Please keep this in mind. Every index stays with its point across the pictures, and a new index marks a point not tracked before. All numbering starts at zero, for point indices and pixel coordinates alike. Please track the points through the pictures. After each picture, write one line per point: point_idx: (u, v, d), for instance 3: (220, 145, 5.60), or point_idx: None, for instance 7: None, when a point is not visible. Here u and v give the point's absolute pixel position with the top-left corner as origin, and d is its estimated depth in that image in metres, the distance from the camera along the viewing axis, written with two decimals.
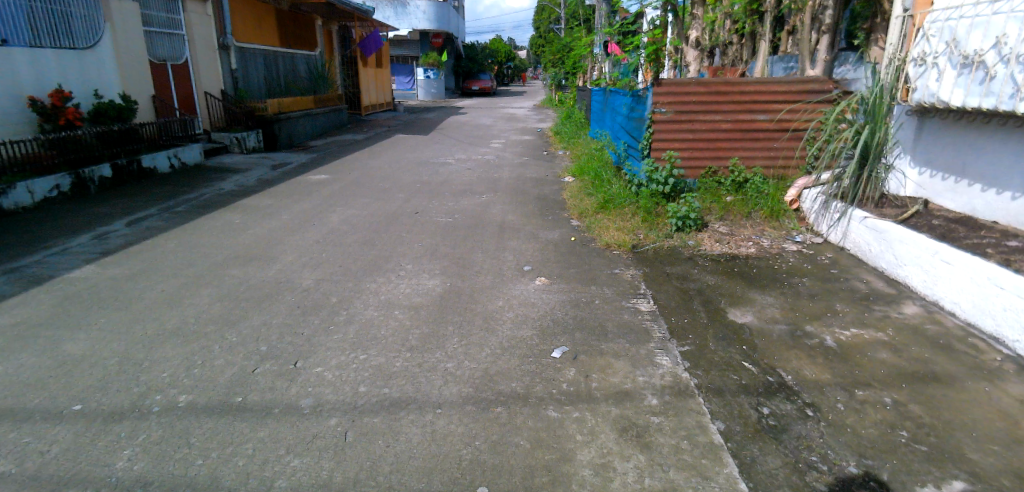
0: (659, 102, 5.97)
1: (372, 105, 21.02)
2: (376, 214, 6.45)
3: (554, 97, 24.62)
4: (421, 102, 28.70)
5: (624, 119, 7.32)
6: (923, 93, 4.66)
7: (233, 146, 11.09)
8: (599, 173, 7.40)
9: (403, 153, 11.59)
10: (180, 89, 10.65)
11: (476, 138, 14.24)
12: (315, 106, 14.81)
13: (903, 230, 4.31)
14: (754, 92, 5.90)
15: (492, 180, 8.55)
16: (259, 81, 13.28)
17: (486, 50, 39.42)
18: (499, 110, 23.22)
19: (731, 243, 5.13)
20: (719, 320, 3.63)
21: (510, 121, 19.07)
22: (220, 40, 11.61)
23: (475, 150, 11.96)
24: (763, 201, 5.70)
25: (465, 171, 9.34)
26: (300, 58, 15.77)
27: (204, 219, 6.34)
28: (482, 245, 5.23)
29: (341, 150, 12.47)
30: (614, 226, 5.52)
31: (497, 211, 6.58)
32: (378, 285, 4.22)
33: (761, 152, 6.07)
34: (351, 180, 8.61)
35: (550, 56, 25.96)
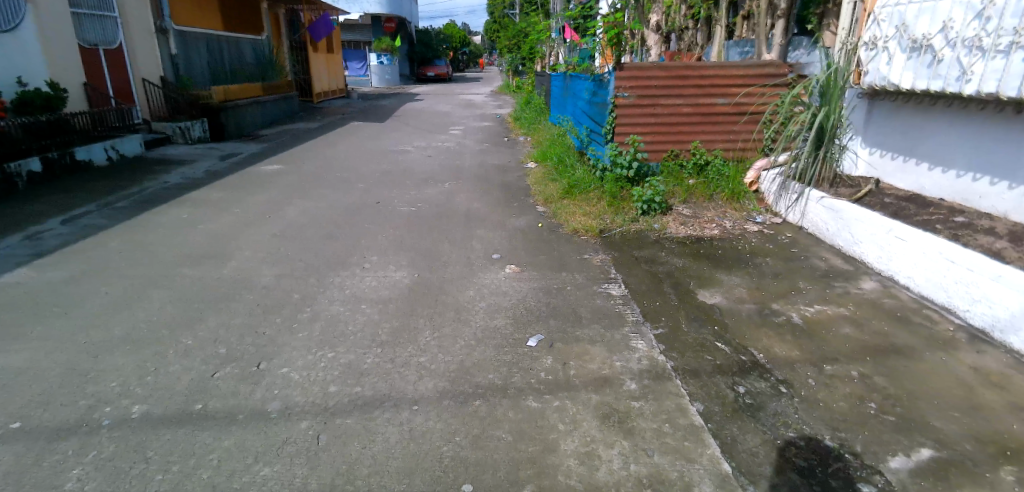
0: (622, 86, 5.95)
1: (324, 93, 20.42)
2: (335, 206, 6.24)
3: (512, 83, 24.50)
4: (375, 89, 28.05)
5: (586, 103, 7.28)
6: (874, 76, 4.80)
7: (177, 136, 10.59)
8: (561, 159, 7.37)
9: (359, 142, 11.25)
10: (115, 76, 10.00)
11: (434, 126, 13.97)
12: (264, 94, 14.22)
13: (858, 209, 4.45)
14: (713, 75, 5.97)
15: (453, 168, 8.42)
16: (203, 68, 12.64)
17: (441, 36, 38.84)
18: (456, 97, 22.89)
19: (696, 225, 5.19)
20: (689, 303, 3.66)
21: (467, 107, 18.83)
22: (158, 24, 10.95)
23: (434, 138, 11.75)
24: (724, 184, 5.80)
25: (425, 160, 9.15)
26: (245, 44, 15.10)
27: (149, 216, 6.00)
28: (448, 235, 5.13)
29: (293, 140, 12.04)
30: (580, 212, 5.51)
31: (461, 199, 6.47)
32: (342, 279, 4.07)
33: (721, 135, 6.16)
34: (307, 170, 8.32)
35: (505, 42, 25.79)
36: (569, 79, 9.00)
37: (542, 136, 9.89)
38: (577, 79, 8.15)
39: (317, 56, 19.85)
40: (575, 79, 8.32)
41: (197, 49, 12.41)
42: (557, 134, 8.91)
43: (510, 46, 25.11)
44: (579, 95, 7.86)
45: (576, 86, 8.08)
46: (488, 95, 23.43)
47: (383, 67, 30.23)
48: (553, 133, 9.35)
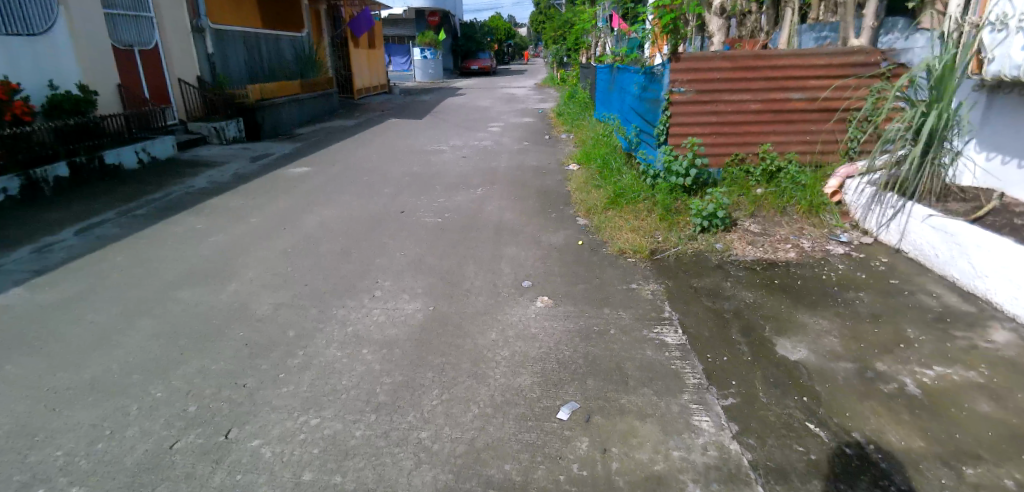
0: (677, 80, 5.17)
1: (365, 89, 20.19)
2: (357, 215, 5.72)
3: (557, 75, 23.75)
4: (419, 84, 27.79)
5: (635, 99, 6.50)
6: (1003, 64, 3.86)
7: (213, 136, 10.47)
8: (608, 162, 6.63)
9: (394, 141, 10.78)
10: (150, 76, 9.87)
11: (473, 122, 13.39)
12: (301, 92, 14.01)
13: (982, 232, 3.58)
14: (787, 66, 5.10)
15: (488, 170, 7.79)
16: (239, 66, 12.47)
17: (486, 28, 38.34)
18: (499, 91, 22.26)
19: (767, 246, 4.39)
20: (766, 358, 2.91)
21: (510, 102, 18.17)
22: (194, 22, 10.78)
23: (472, 135, 11.15)
24: (799, 194, 4.95)
25: (459, 161, 8.56)
26: (285, 40, 14.92)
27: (163, 226, 5.63)
28: (475, 253, 4.50)
29: (329, 139, 11.71)
30: (628, 226, 4.78)
31: (493, 208, 5.84)
32: (346, 310, 3.50)
33: (796, 136, 5.27)
34: (335, 173, 7.88)
35: (550, 33, 25.06)
36: (616, 73, 8.22)
37: (586, 135, 9.12)
38: (625, 73, 7.37)
39: (358, 51, 19.60)
40: (623, 73, 7.56)
41: (234, 48, 12.25)
42: (602, 134, 8.14)
43: (556, 37, 24.24)
44: (628, 90, 7.08)
45: (625, 81, 7.30)
46: (531, 89, 22.70)
47: (427, 61, 29.91)
48: (598, 132, 8.59)
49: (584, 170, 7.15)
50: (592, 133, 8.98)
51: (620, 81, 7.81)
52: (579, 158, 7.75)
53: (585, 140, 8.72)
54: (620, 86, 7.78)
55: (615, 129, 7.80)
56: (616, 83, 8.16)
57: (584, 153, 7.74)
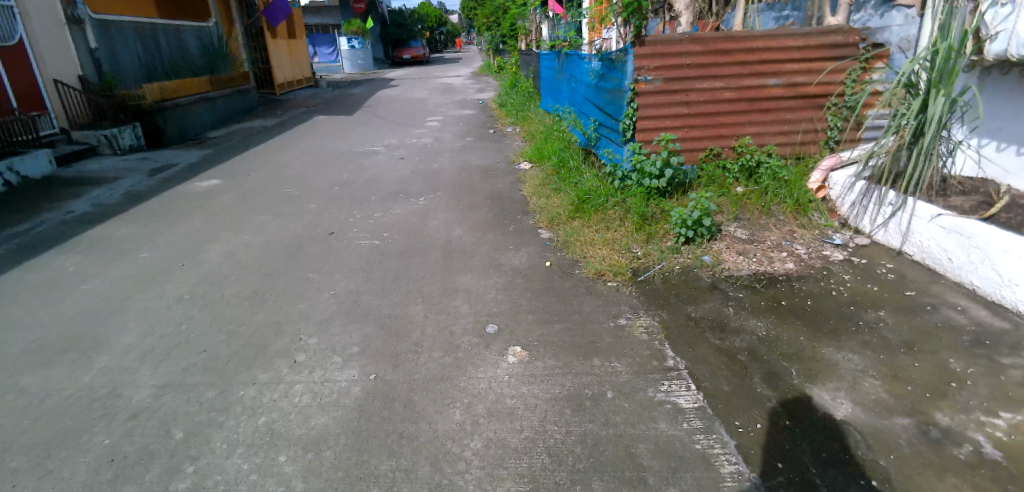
0: (644, 67, 4.52)
1: (288, 83, 18.70)
2: (275, 241, 4.80)
3: (493, 63, 22.91)
4: (347, 76, 26.25)
5: (591, 89, 5.86)
6: (1007, 41, 3.41)
7: (103, 146, 9.24)
8: (567, 162, 5.99)
9: (319, 142, 9.69)
10: (15, 78, 8.45)
11: (408, 117, 12.38)
12: (210, 89, 12.67)
13: (1007, 235, 3.09)
14: (762, 48, 4.56)
15: (429, 174, 6.97)
16: (131, 61, 11.01)
17: (415, 15, 36.89)
18: (433, 81, 21.18)
19: (759, 255, 3.85)
20: (807, 420, 2.29)
21: (446, 92, 17.19)
22: (69, 12, 9.43)
23: (408, 133, 10.21)
24: (783, 192, 4.48)
25: (396, 163, 7.66)
26: (188, 32, 13.37)
27: (26, 272, 4.55)
28: (422, 286, 3.73)
29: (244, 144, 10.46)
30: (599, 241, 4.13)
31: (439, 222, 5.06)
32: (250, 403, 2.64)
33: (772, 125, 4.79)
34: (251, 187, 6.85)
35: (484, 19, 24.15)
36: (565, 60, 7.53)
37: (533, 129, 8.41)
38: (576, 60, 6.70)
39: (276, 42, 18.04)
40: (574, 59, 6.89)
41: (123, 41, 10.81)
42: (554, 128, 7.46)
43: (489, 23, 23.32)
44: (581, 79, 6.42)
45: (577, 68, 6.64)
46: (468, 78, 21.73)
47: (355, 51, 28.30)
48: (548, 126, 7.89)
49: (538, 169, 6.46)
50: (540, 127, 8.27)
51: (570, 69, 7.16)
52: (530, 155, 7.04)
53: (534, 135, 8.01)
54: (571, 76, 7.12)
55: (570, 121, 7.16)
56: (566, 71, 7.47)
57: (535, 149, 7.03)
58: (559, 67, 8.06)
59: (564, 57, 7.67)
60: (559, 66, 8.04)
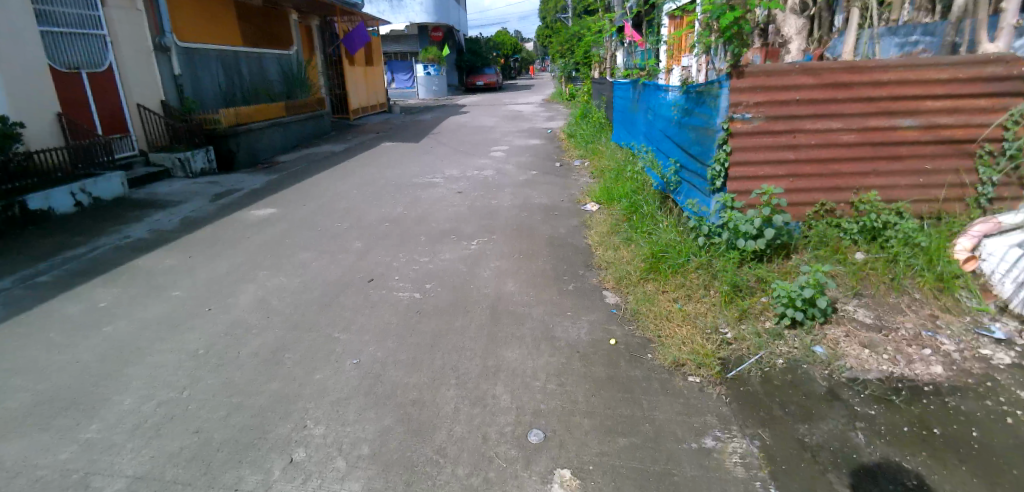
0: (740, 104, 3.82)
1: (362, 108, 19.04)
2: (310, 285, 4.38)
3: (565, 91, 22.56)
4: (421, 101, 26.70)
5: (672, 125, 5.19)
6: None
7: (177, 169, 9.39)
8: (640, 208, 5.30)
9: (381, 170, 9.48)
10: (102, 102, 8.77)
11: (473, 145, 12.06)
12: (286, 114, 13.02)
13: None
14: (891, 83, 3.77)
15: (486, 211, 6.46)
16: (212, 86, 11.37)
17: (492, 43, 37.42)
18: (504, 108, 21.00)
19: (894, 352, 3.11)
20: None
21: (515, 120, 16.87)
22: (156, 40, 9.72)
23: (472, 163, 9.82)
24: (919, 263, 3.62)
25: (454, 197, 7.22)
26: (269, 59, 13.77)
27: (60, 303, 4.33)
28: (459, 356, 3.14)
29: (310, 169, 10.45)
30: (676, 317, 3.42)
31: (489, 271, 4.49)
32: None
33: (903, 176, 3.95)
34: (303, 218, 6.59)
35: (558, 47, 23.92)
36: (643, 91, 6.84)
37: (604, 165, 7.74)
38: (655, 92, 6.05)
39: (353, 69, 18.44)
40: (653, 92, 6.23)
41: (206, 67, 11.17)
42: (627, 166, 6.77)
43: (564, 51, 23.01)
44: (660, 114, 5.76)
45: (656, 102, 5.98)
46: (539, 105, 21.41)
47: (430, 78, 28.78)
48: (620, 163, 7.19)
49: (607, 213, 5.79)
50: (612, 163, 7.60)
51: (649, 102, 6.49)
52: (599, 196, 6.38)
53: (605, 171, 7.34)
54: (649, 109, 6.46)
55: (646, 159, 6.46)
56: (644, 104, 6.78)
57: (605, 189, 6.36)
58: (637, 98, 7.37)
59: (642, 87, 6.98)
60: (638, 96, 7.35)
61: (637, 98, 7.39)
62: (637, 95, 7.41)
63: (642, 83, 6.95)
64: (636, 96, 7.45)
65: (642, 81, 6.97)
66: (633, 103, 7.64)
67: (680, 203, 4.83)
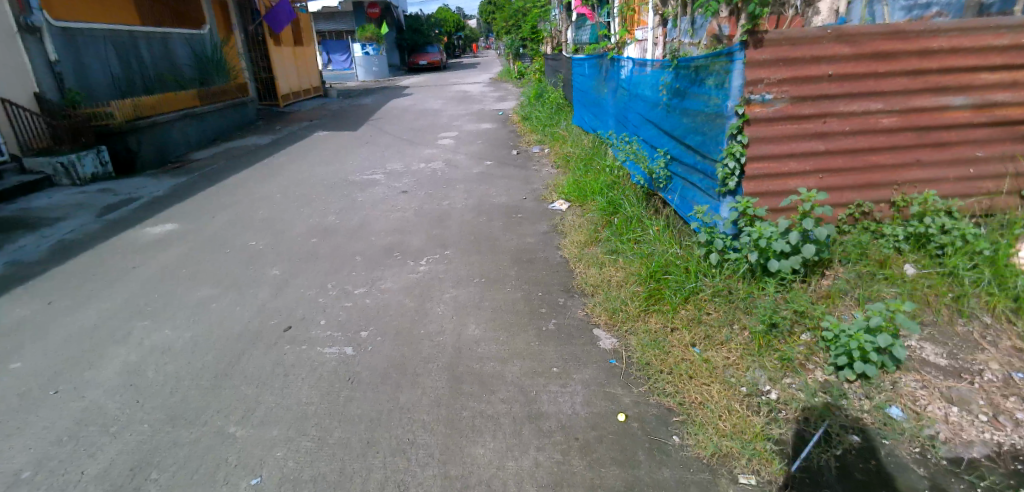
0: (760, 81, 2.98)
1: (293, 94, 17.43)
2: (209, 342, 3.34)
3: (513, 69, 21.48)
4: (361, 84, 25.04)
5: (657, 109, 4.33)
6: None
7: (60, 175, 7.96)
8: (624, 211, 4.41)
9: (313, 167, 8.26)
10: None
11: (418, 133, 10.90)
12: (201, 104, 11.47)
13: None
14: (941, 51, 3.01)
15: (436, 215, 5.48)
16: (104, 75, 9.74)
17: (433, 20, 35.71)
18: (449, 89, 19.71)
19: (997, 410, 2.27)
20: None
21: (462, 102, 15.71)
22: (23, 20, 8.07)
23: (417, 154, 8.73)
24: (988, 277, 2.79)
25: (397, 199, 6.17)
26: (177, 41, 12.10)
27: None
28: (407, 465, 2.23)
29: (229, 168, 9.10)
30: (699, 373, 2.53)
31: (443, 305, 3.55)
32: None
33: (951, 166, 3.21)
34: (211, 234, 5.43)
35: (502, 22, 22.72)
36: (616, 66, 5.91)
37: (571, 154, 6.80)
38: (631, 68, 5.16)
39: (281, 50, 16.76)
40: (628, 68, 5.34)
41: (94, 53, 9.54)
42: (602, 162, 5.87)
43: (510, 27, 21.80)
44: (639, 94, 4.87)
45: (633, 80, 5.10)
46: (487, 85, 20.22)
47: (369, 58, 26.97)
48: (593, 155, 6.26)
49: (583, 215, 4.86)
50: (580, 152, 6.67)
51: (623, 79, 5.58)
52: (572, 195, 5.46)
53: (572, 163, 6.40)
54: (623, 88, 5.55)
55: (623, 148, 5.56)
56: (617, 81, 5.85)
57: (580, 187, 5.43)
58: (606, 76, 6.43)
59: (614, 61, 6.03)
60: (607, 73, 6.42)
61: (606, 76, 6.45)
62: (606, 72, 6.47)
63: (612, 56, 6.01)
64: (605, 71, 6.51)
65: (613, 54, 6.02)
66: (602, 78, 6.69)
67: (674, 203, 4.02)
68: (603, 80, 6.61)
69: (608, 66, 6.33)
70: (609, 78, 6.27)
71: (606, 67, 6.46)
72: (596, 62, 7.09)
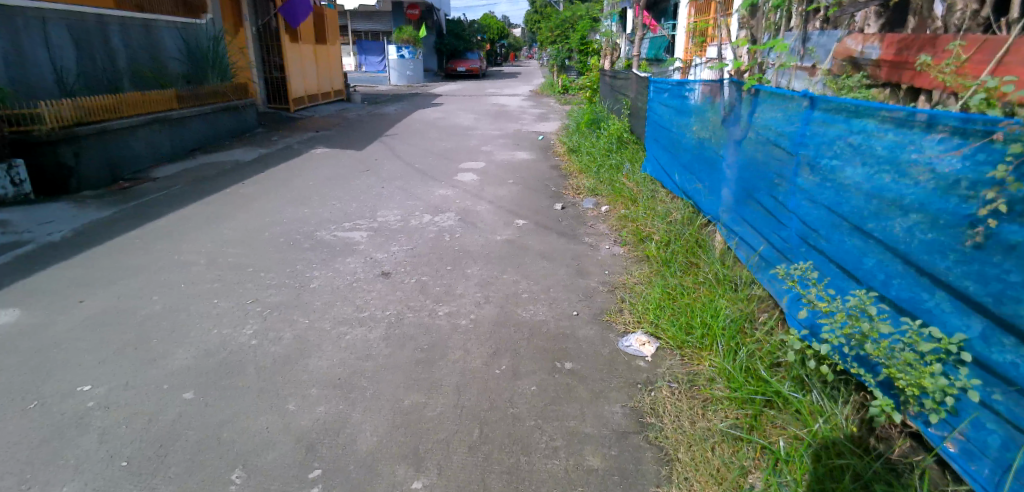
0: None
1: (308, 97, 15.48)
2: None
3: (557, 82, 19.15)
4: (392, 89, 23.09)
5: (898, 219, 2.08)
6: None
7: None
8: (816, 437, 2.14)
9: (284, 209, 6.06)
10: None
11: (436, 161, 8.63)
12: (180, 107, 9.56)
13: None
14: None
15: (422, 344, 3.17)
16: (48, 68, 7.83)
17: (477, 26, 33.76)
18: (484, 101, 17.46)
19: None
20: None
21: (496, 119, 13.41)
22: None
23: (427, 197, 6.45)
24: None
25: (372, 291, 3.87)
26: (165, 30, 10.21)
27: None
28: None
29: (184, 195, 7.01)
30: None
31: None
32: None
33: None
34: (49, 350, 3.25)
35: (549, 32, 20.47)
36: (760, 104, 3.40)
37: (655, 233, 4.40)
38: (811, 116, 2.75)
39: (298, 47, 14.80)
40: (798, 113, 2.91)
41: (38, 39, 7.62)
42: (719, 269, 3.46)
43: (557, 36, 19.44)
44: (839, 171, 2.49)
45: (818, 139, 2.69)
46: (527, 98, 17.90)
47: (404, 61, 24.92)
48: (698, 252, 3.87)
49: (705, 407, 2.56)
50: (674, 236, 4.27)
51: (778, 130, 3.14)
52: (668, 334, 3.10)
53: (660, 256, 4.01)
54: (779, 146, 3.13)
55: (768, 251, 3.18)
56: (760, 131, 3.39)
57: (692, 326, 3.08)
58: (727, 117, 3.93)
59: (753, 92, 3.54)
60: (730, 111, 3.90)
61: (727, 117, 3.96)
62: (727, 108, 3.97)
63: (750, 83, 3.52)
64: (725, 107, 4.01)
65: (751, 80, 3.52)
66: (716, 119, 4.19)
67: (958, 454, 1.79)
68: (718, 122, 4.12)
69: (735, 100, 3.83)
70: (736, 121, 3.78)
71: (728, 101, 3.94)
72: (701, 89, 4.59)
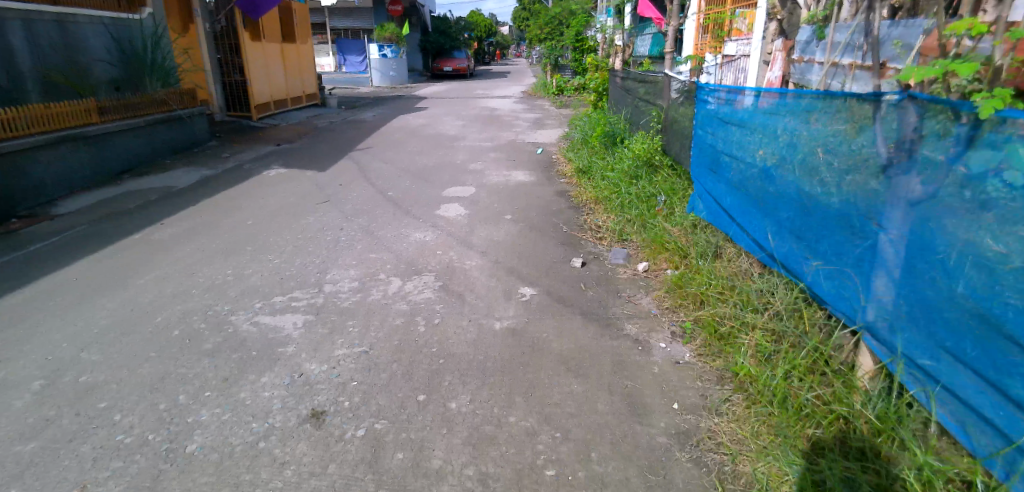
0: None
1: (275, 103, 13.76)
2: None
3: (551, 81, 17.55)
4: (373, 90, 21.35)
5: None
6: None
7: None
8: None
9: (200, 268, 4.42)
10: None
11: (414, 185, 7.00)
12: (100, 121, 7.78)
13: None
14: None
15: None
16: None
17: (463, 22, 32.12)
18: (472, 104, 15.78)
19: None
20: None
21: (486, 126, 11.77)
22: None
23: (398, 245, 4.83)
24: None
25: (288, 467, 2.27)
26: (87, 26, 8.44)
27: None
28: None
29: (81, 242, 5.35)
30: None
31: None
32: None
33: None
34: None
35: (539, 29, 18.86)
36: (1006, 155, 1.81)
37: (745, 335, 2.97)
38: None
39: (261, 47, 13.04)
40: None
41: None
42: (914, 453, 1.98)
43: (549, 33, 17.86)
44: None
45: None
46: (519, 100, 16.27)
47: (386, 60, 23.18)
48: (841, 392, 2.42)
49: None
50: (779, 342, 2.86)
51: None
52: None
53: (770, 388, 2.58)
54: None
55: None
56: (1005, 205, 1.81)
57: None
58: (892, 160, 2.33)
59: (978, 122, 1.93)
60: (899, 150, 2.30)
61: (890, 157, 2.36)
62: (889, 142, 2.36)
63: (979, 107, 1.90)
64: (883, 138, 2.39)
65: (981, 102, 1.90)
66: (856, 154, 2.59)
67: None
68: (867, 161, 2.51)
69: (916, 130, 2.20)
70: (921, 170, 2.18)
71: (894, 130, 2.32)
72: (812, 99, 2.94)
